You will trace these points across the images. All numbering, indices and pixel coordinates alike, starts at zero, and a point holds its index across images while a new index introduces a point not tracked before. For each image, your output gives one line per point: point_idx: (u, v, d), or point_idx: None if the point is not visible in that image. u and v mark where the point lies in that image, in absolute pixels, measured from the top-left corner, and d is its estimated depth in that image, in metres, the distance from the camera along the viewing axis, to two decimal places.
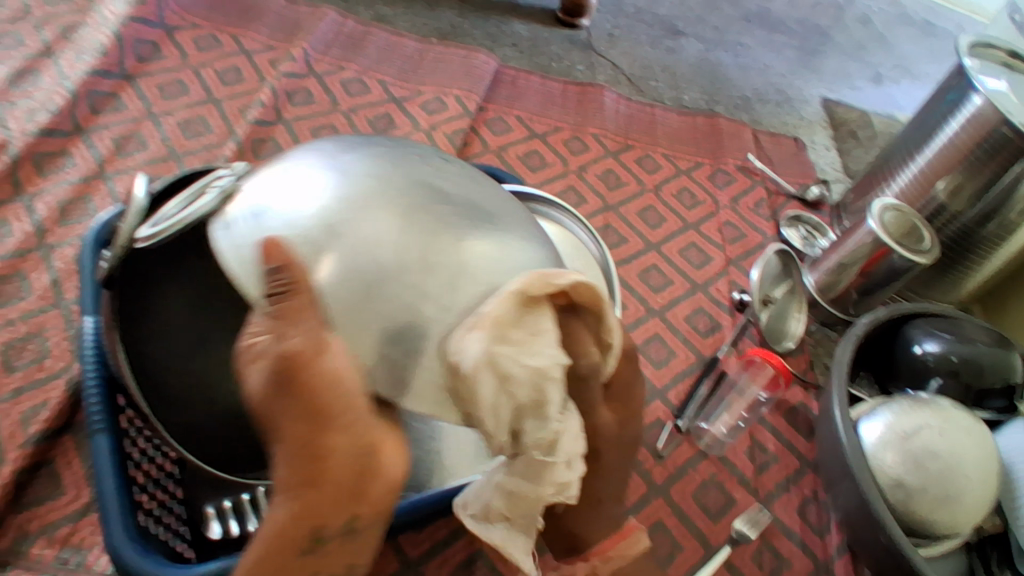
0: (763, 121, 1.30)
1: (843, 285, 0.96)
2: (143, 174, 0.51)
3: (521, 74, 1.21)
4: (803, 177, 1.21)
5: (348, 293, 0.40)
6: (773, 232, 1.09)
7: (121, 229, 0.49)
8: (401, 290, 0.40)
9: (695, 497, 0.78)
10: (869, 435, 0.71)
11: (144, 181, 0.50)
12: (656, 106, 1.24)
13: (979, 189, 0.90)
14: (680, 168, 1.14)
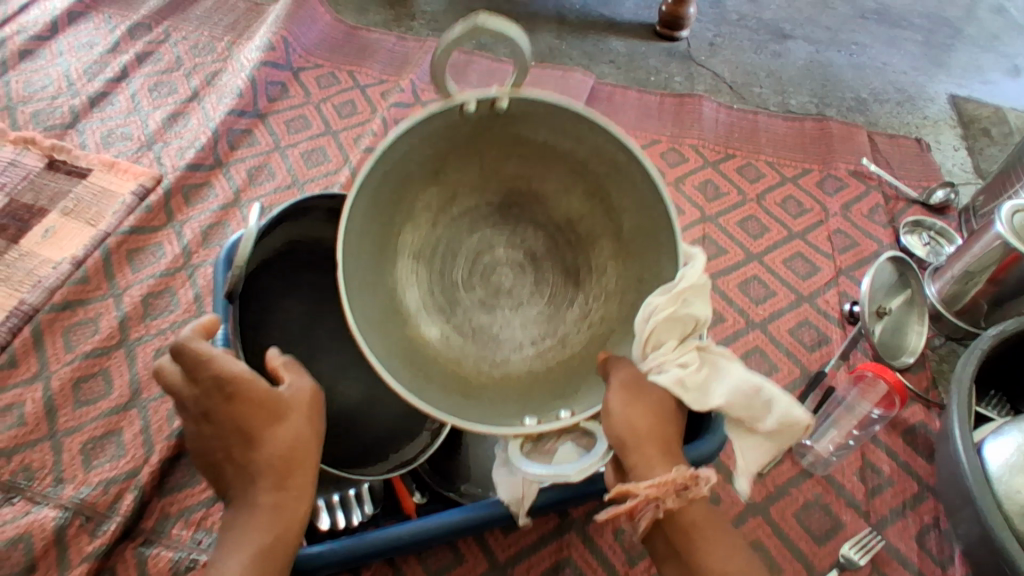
0: (881, 122, 1.22)
1: (970, 296, 0.90)
2: (256, 202, 0.57)
3: (619, 90, 1.22)
4: (926, 180, 1.12)
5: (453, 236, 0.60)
6: (891, 239, 1.03)
7: (239, 251, 0.54)
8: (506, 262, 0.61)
9: (799, 519, 0.75)
10: (995, 457, 0.69)
11: (257, 209, 0.55)
12: (760, 112, 1.20)
13: None
14: (786, 176, 1.10)
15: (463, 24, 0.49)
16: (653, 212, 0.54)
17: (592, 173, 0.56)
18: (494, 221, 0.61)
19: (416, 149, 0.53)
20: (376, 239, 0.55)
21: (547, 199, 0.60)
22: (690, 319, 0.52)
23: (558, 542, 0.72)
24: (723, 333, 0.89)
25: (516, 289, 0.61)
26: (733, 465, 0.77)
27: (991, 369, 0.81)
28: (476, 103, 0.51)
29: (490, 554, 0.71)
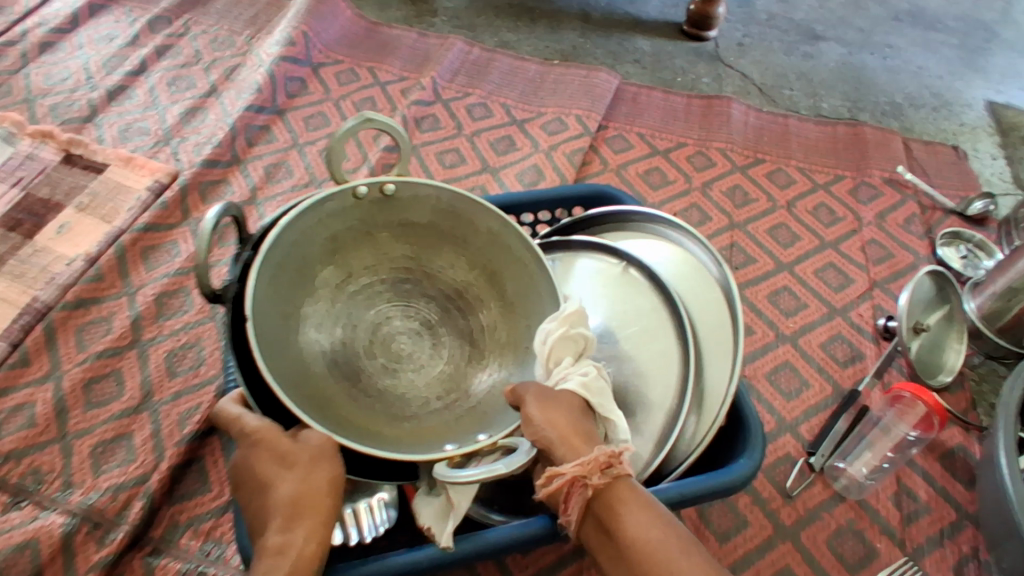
0: (916, 128, 1.18)
1: (1014, 313, 0.86)
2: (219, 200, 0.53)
3: (645, 91, 1.19)
4: (964, 190, 1.08)
5: (354, 309, 0.60)
6: (927, 251, 0.99)
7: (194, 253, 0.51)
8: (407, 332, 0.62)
9: (829, 545, 0.72)
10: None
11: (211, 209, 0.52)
12: (790, 116, 1.16)
13: None
14: (817, 183, 1.06)
15: (356, 117, 0.58)
16: (531, 273, 0.64)
17: (474, 246, 0.64)
18: (388, 295, 0.62)
19: (315, 228, 0.57)
20: (283, 306, 0.54)
21: (433, 273, 0.64)
22: (581, 338, 0.57)
23: (578, 563, 0.70)
24: (752, 346, 0.86)
25: (415, 354, 0.62)
26: (762, 487, 0.74)
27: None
28: (368, 186, 0.59)
29: (508, 574, 0.69)
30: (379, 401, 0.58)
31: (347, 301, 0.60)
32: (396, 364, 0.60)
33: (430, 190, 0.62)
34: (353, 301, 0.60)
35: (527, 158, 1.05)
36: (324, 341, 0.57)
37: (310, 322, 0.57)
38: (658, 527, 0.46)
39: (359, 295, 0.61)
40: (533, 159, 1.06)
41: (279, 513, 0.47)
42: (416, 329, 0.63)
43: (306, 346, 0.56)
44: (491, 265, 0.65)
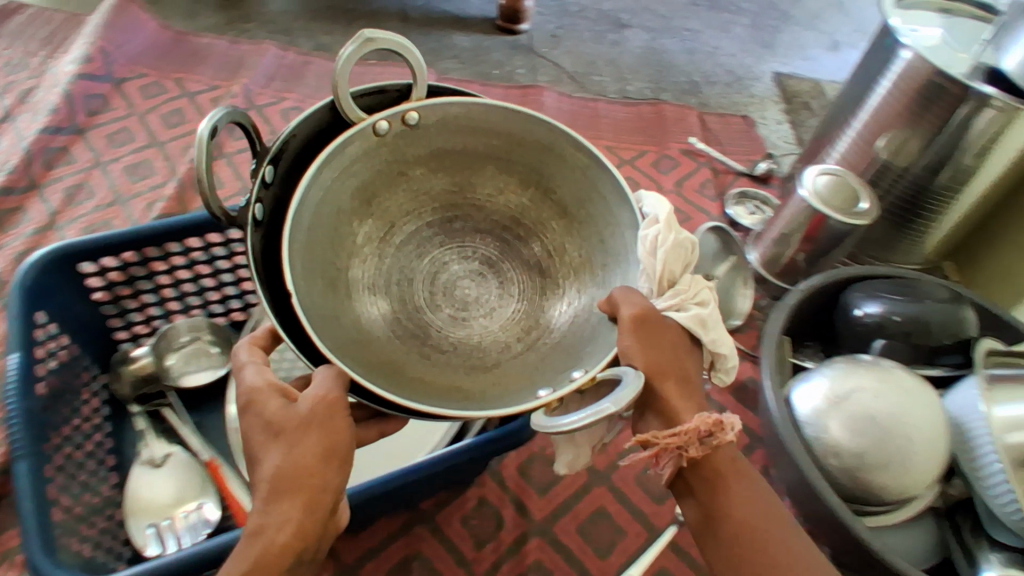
0: (711, 102, 1.29)
1: (788, 256, 0.98)
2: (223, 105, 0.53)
3: (462, 84, 1.23)
4: (751, 153, 1.20)
5: (408, 259, 0.61)
6: (717, 211, 1.10)
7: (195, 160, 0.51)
8: (470, 276, 0.62)
9: (639, 482, 0.79)
10: (804, 406, 0.75)
11: (212, 114, 0.52)
12: (599, 100, 1.25)
13: (924, 142, 0.93)
14: (623, 159, 1.14)
15: (356, 39, 0.52)
16: (588, 177, 0.60)
17: (518, 163, 0.61)
18: (439, 240, 0.62)
19: (341, 176, 0.57)
20: (324, 270, 0.55)
21: (481, 204, 0.63)
22: (688, 245, 0.57)
23: (407, 537, 0.72)
24: None
25: (481, 297, 0.61)
26: None
27: (808, 318, 0.88)
28: (388, 120, 0.57)
29: (337, 560, 0.70)
30: (455, 350, 0.59)
31: (404, 251, 0.61)
32: (461, 313, 0.61)
33: (453, 107, 0.58)
34: (411, 250, 0.61)
35: None
36: (388, 299, 0.59)
37: (370, 280, 0.59)
38: (739, 502, 0.55)
39: (412, 244, 0.62)
40: None
41: (263, 486, 0.48)
42: (486, 271, 0.62)
43: (359, 308, 0.57)
44: (542, 182, 0.62)
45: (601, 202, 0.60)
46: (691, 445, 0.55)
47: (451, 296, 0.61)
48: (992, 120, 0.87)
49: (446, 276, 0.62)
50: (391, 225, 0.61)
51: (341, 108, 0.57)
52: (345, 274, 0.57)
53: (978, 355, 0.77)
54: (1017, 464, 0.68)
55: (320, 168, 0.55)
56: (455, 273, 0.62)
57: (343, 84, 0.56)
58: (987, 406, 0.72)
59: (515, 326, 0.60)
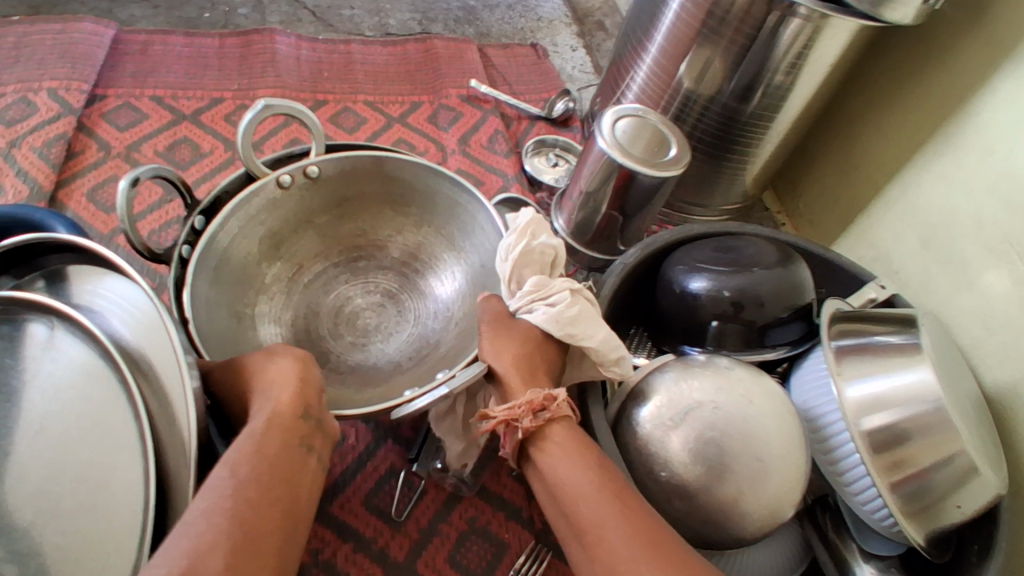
0: (492, 32, 1.07)
1: (599, 218, 0.80)
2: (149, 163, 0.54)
3: (157, 36, 0.93)
4: (546, 91, 1.00)
5: (309, 294, 0.66)
6: (515, 170, 0.89)
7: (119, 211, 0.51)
8: (367, 304, 0.67)
9: (452, 561, 0.61)
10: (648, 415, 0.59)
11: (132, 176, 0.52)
12: (351, 40, 0.98)
13: (729, 64, 0.78)
14: (391, 116, 0.91)
15: (258, 107, 0.57)
16: (464, 209, 0.67)
17: (410, 206, 0.69)
18: (344, 276, 0.68)
19: (253, 224, 0.61)
20: (232, 304, 0.59)
21: (384, 246, 0.70)
22: (545, 252, 0.60)
23: None
24: None
25: (382, 325, 0.67)
26: (363, 525, 0.61)
27: (625, 300, 0.72)
28: (290, 175, 0.62)
29: None
30: (347, 372, 0.62)
31: (306, 288, 0.66)
32: (354, 340, 0.65)
33: (349, 163, 0.64)
34: (317, 287, 0.67)
35: None
36: (295, 333, 0.63)
37: (282, 310, 0.64)
38: (580, 467, 0.47)
39: (315, 285, 0.67)
40: None
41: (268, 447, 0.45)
42: (372, 301, 0.68)
43: (268, 337, 0.61)
44: (430, 221, 0.69)
45: (456, 218, 0.67)
46: (524, 420, 0.49)
47: (349, 321, 0.66)
48: (798, 32, 0.72)
49: (347, 304, 0.67)
50: (302, 266, 0.66)
51: (246, 163, 0.60)
52: (254, 314, 0.61)
53: (822, 320, 0.64)
54: (875, 453, 0.58)
55: (231, 214, 0.59)
56: (361, 304, 0.67)
57: (249, 154, 0.59)
58: (838, 387, 0.60)
59: (401, 346, 0.65)
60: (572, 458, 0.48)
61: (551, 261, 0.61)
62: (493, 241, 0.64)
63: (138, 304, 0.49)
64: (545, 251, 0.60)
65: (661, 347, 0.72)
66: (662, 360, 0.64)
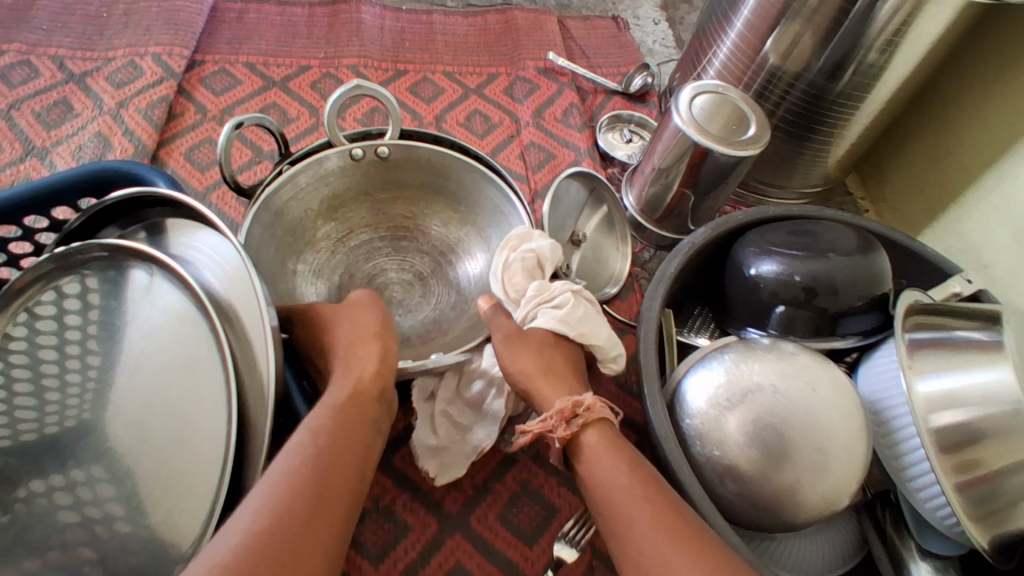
0: (573, 3, 1.06)
1: (671, 195, 0.79)
2: (255, 113, 0.63)
3: (252, 5, 0.97)
4: (624, 64, 0.99)
5: (350, 259, 0.73)
6: (587, 144, 0.89)
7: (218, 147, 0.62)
8: (402, 280, 0.73)
9: (503, 520, 0.64)
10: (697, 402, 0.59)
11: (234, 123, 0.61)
12: (433, 10, 1.00)
13: (818, 40, 0.74)
14: (468, 87, 0.92)
15: (349, 86, 0.64)
16: (499, 208, 0.71)
17: (458, 202, 0.74)
18: (386, 251, 0.74)
19: (318, 184, 0.69)
20: (279, 248, 0.66)
21: (427, 230, 0.75)
22: (536, 260, 0.65)
23: None
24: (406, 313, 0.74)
25: (406, 299, 0.72)
26: (422, 479, 0.65)
27: (692, 280, 0.72)
28: (363, 149, 0.68)
29: None
30: None
31: (350, 254, 0.73)
32: (378, 308, 0.71)
33: (414, 151, 0.70)
34: (358, 256, 0.73)
35: (87, 126, 0.81)
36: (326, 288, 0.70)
37: (321, 264, 0.71)
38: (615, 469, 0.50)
39: (358, 253, 0.73)
40: (98, 125, 0.82)
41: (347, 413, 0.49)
42: (403, 276, 0.73)
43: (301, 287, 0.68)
44: (473, 217, 0.74)
45: (491, 211, 0.72)
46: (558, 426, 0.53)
47: (378, 291, 0.72)
48: (897, 9, 0.68)
49: (383, 276, 0.73)
50: (350, 233, 0.73)
51: (330, 132, 0.66)
52: (297, 259, 0.69)
53: (898, 312, 0.62)
54: (944, 452, 0.56)
55: (304, 168, 0.66)
56: (396, 278, 0.73)
57: (332, 128, 0.66)
58: (909, 381, 0.59)
59: (420, 319, 0.71)
60: (607, 458, 0.51)
61: (545, 264, 0.66)
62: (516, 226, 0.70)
63: (228, 258, 0.53)
64: (538, 260, 0.65)
65: (725, 328, 0.72)
66: (725, 342, 0.64)
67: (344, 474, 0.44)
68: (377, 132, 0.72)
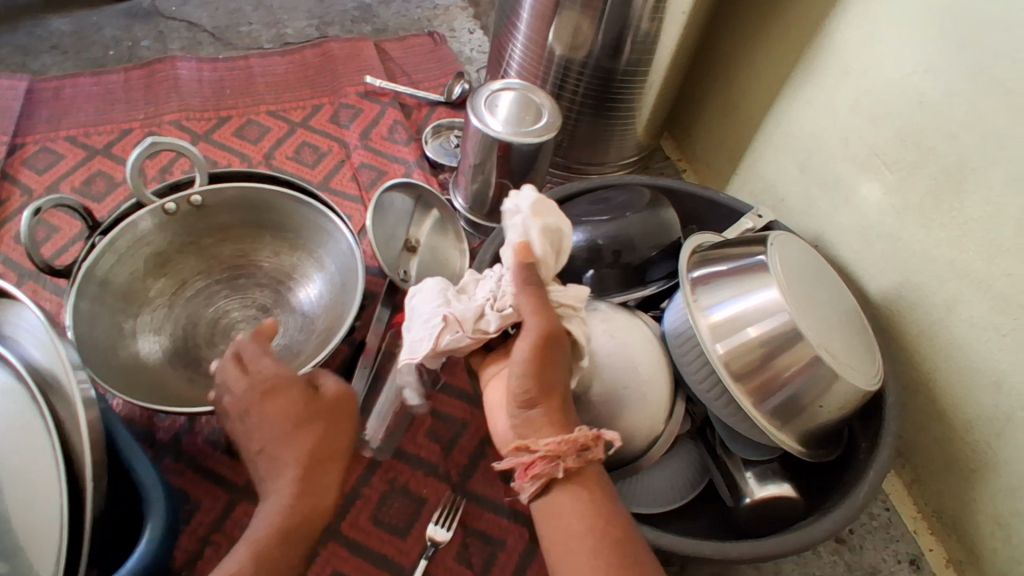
0: (388, 26, 1.11)
1: (491, 188, 0.85)
2: (51, 195, 0.64)
3: (68, 80, 0.98)
4: (444, 76, 1.05)
5: (190, 308, 0.74)
6: (415, 155, 0.93)
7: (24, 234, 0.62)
8: (246, 316, 0.75)
9: (375, 521, 0.67)
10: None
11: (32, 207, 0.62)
12: (251, 55, 1.03)
13: (593, 25, 0.81)
14: (294, 122, 0.95)
15: (146, 145, 0.67)
16: (323, 228, 0.75)
17: (286, 231, 0.77)
18: (225, 292, 0.76)
19: (139, 245, 0.71)
20: (111, 316, 0.68)
21: (260, 264, 0.78)
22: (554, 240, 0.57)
23: None
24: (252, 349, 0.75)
25: (254, 335, 0.74)
26: None
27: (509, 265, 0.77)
28: (175, 203, 0.71)
29: None
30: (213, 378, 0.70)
31: (189, 304, 0.75)
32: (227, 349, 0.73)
33: (226, 190, 0.73)
34: (198, 305, 0.75)
35: None
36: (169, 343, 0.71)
37: (160, 321, 0.72)
38: (586, 515, 0.48)
39: (197, 301, 0.75)
40: None
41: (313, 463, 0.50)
42: (246, 312, 0.76)
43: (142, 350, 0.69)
44: (303, 241, 0.77)
45: (317, 233, 0.76)
46: (568, 458, 0.49)
47: (224, 333, 0.74)
48: None
49: (226, 315, 0.75)
50: (186, 283, 0.75)
51: (136, 194, 0.70)
52: (133, 321, 0.70)
53: (682, 256, 0.70)
54: (738, 375, 0.63)
55: (116, 237, 0.68)
56: (239, 314, 0.76)
57: (138, 187, 0.70)
58: (696, 316, 0.65)
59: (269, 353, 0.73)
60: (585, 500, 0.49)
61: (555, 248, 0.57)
62: (342, 247, 0.74)
63: (39, 331, 0.54)
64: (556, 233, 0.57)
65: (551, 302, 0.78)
66: None
67: (288, 550, 0.46)
68: (186, 182, 0.76)
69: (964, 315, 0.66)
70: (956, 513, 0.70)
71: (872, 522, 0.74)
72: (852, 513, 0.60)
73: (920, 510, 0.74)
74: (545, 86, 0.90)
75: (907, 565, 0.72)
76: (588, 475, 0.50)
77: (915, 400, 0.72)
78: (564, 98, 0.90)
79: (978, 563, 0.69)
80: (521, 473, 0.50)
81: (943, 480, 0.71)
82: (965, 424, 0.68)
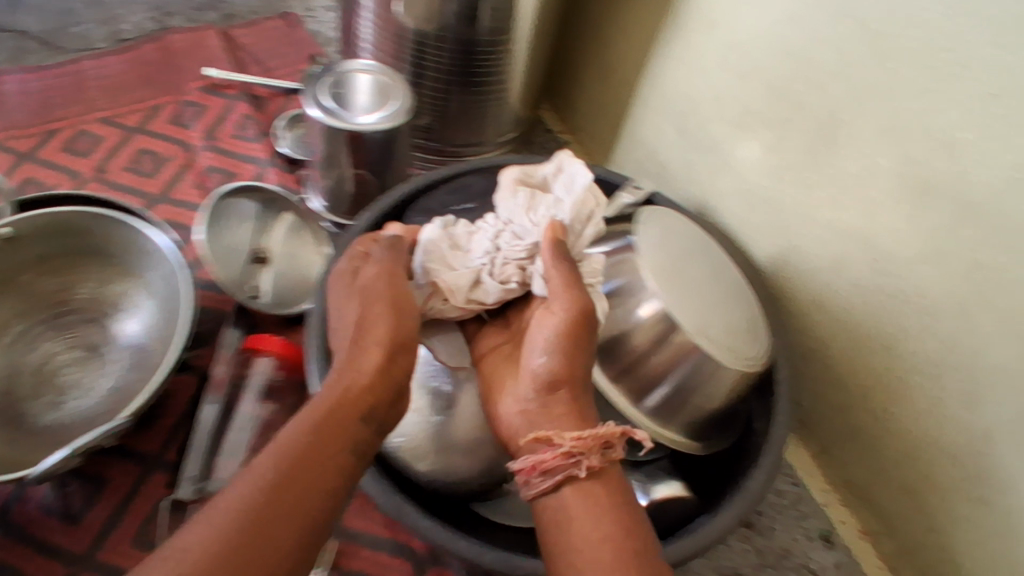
0: (237, 11, 1.00)
1: (347, 180, 0.76)
2: None
3: None
4: (301, 62, 0.95)
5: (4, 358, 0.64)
6: (269, 153, 0.84)
7: None
8: (73, 359, 0.66)
9: None
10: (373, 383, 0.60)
11: None
12: (77, 56, 0.91)
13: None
14: (130, 127, 0.85)
15: None
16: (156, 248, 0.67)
17: (113, 257, 0.69)
18: (47, 334, 0.67)
19: None
20: None
21: (86, 298, 0.69)
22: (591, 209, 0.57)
23: None
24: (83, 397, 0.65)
25: (84, 379, 0.65)
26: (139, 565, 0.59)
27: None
28: None
29: None
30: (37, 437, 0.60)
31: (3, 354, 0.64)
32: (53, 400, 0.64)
33: (35, 217, 0.64)
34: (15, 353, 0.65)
35: None
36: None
37: None
38: (614, 520, 0.44)
39: (13, 349, 0.65)
40: None
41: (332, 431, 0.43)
42: (74, 354, 0.67)
43: None
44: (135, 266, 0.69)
45: (143, 253, 0.68)
46: (592, 454, 0.46)
47: (48, 381, 0.65)
48: None
49: (49, 361, 0.66)
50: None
51: None
52: None
53: None
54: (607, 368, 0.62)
55: None
56: (65, 358, 0.66)
57: None
58: None
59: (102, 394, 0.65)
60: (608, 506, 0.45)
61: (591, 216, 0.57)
62: (169, 263, 0.66)
63: None
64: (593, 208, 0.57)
65: None
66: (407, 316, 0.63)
67: (281, 518, 0.37)
68: None
69: (850, 277, 0.61)
70: (866, 484, 0.66)
71: (781, 500, 0.69)
72: (748, 506, 0.55)
73: (830, 482, 0.70)
74: (403, 69, 0.81)
75: (820, 543, 0.67)
76: (611, 479, 0.46)
77: (813, 368, 0.68)
78: (425, 81, 0.81)
79: (893, 533, 0.65)
80: (533, 469, 0.47)
81: (851, 450, 0.67)
82: (865, 391, 0.63)
